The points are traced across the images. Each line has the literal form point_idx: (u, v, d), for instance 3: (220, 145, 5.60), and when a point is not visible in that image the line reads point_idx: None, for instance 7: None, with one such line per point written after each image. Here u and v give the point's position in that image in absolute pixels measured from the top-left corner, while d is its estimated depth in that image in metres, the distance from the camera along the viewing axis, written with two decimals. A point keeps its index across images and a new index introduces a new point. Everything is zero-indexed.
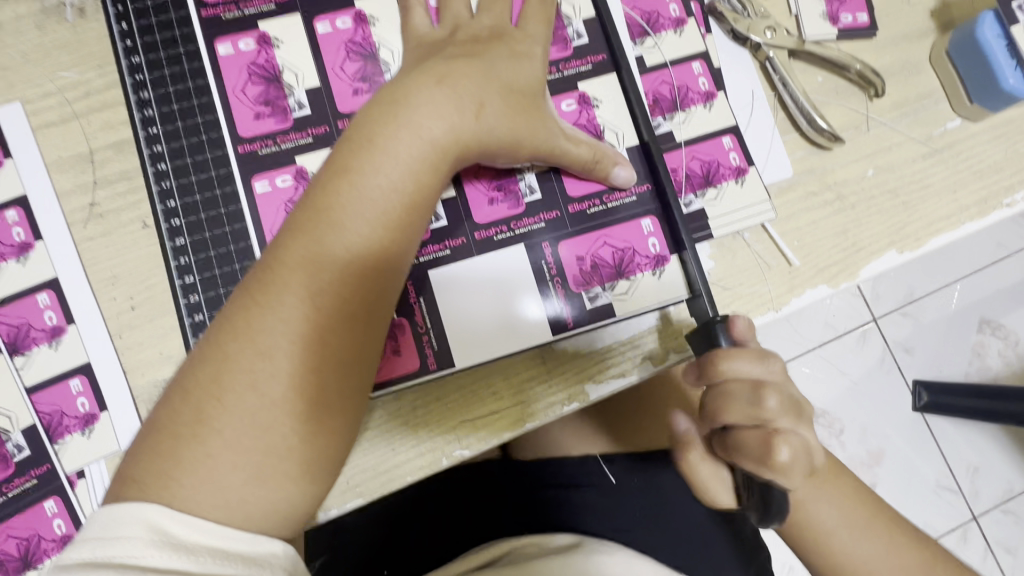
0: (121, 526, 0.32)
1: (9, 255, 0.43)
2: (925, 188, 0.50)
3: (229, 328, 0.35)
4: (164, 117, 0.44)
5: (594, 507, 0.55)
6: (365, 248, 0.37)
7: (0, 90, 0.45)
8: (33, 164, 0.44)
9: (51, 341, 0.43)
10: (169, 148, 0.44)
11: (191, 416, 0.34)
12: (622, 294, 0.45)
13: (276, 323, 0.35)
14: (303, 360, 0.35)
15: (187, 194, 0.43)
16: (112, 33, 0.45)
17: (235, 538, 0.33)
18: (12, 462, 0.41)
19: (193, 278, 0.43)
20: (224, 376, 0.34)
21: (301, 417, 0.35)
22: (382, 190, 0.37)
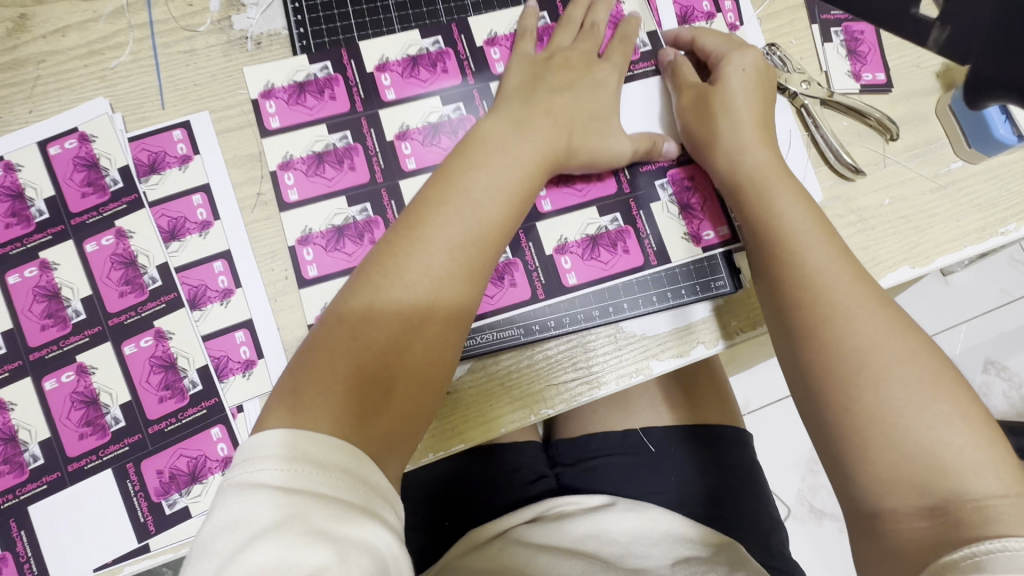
0: (264, 449, 0.35)
1: (193, 230, 0.54)
2: (933, 216, 0.60)
3: (368, 290, 0.43)
4: (361, 89, 0.57)
5: (634, 470, 0.72)
6: (479, 230, 0.46)
7: (191, 102, 0.57)
8: (214, 159, 0.55)
9: (222, 299, 0.53)
10: (367, 107, 0.57)
11: (336, 357, 0.41)
12: (672, 215, 0.57)
13: (412, 282, 0.44)
14: (423, 315, 0.44)
15: (386, 145, 0.56)
16: (293, 44, 0.58)
17: (351, 470, 0.36)
18: (188, 394, 0.51)
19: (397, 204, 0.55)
20: (372, 322, 0.42)
21: (402, 368, 0.42)
22: (479, 200, 0.47)
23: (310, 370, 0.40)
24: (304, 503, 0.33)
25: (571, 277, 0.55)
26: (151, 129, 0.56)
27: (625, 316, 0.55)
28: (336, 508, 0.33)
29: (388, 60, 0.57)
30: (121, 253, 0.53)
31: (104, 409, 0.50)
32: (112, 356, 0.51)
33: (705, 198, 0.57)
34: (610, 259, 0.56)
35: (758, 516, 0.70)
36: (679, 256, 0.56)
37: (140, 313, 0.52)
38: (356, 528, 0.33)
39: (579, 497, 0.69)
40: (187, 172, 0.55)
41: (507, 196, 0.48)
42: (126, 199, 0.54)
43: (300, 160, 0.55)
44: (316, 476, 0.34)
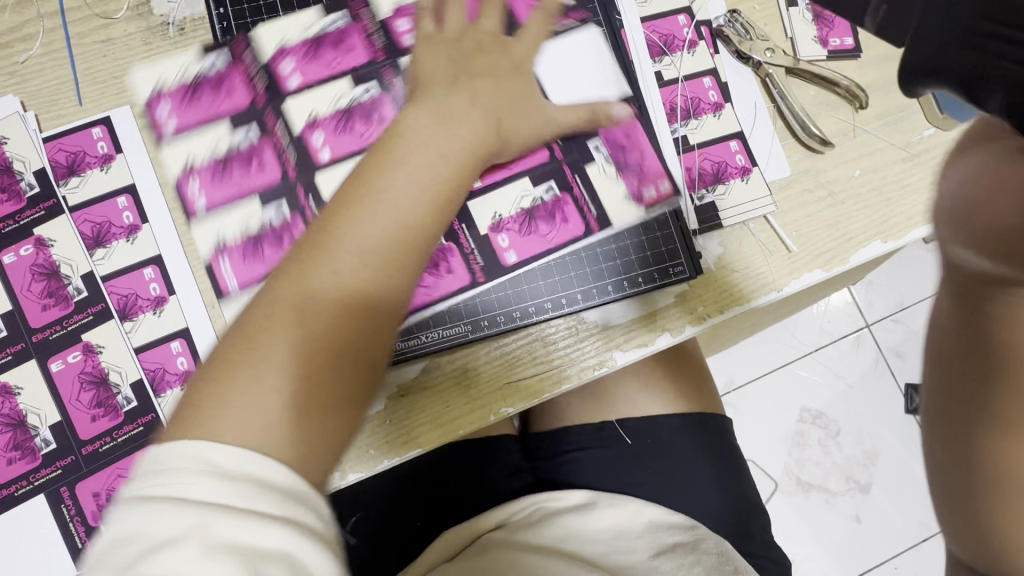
0: (173, 462, 0.31)
1: (119, 235, 0.50)
2: (904, 186, 0.58)
3: (280, 287, 0.38)
4: (262, 82, 0.52)
5: (610, 462, 0.71)
6: (403, 211, 0.40)
7: (112, 96, 0.53)
8: (140, 157, 0.52)
9: (155, 309, 0.49)
10: (270, 104, 0.52)
11: (240, 362, 0.36)
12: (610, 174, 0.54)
13: (329, 273, 0.38)
14: (341, 312, 0.37)
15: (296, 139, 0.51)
16: (212, 24, 0.54)
17: (273, 486, 0.32)
18: (122, 411, 0.48)
19: (311, 195, 0.51)
20: (282, 321, 0.37)
21: (316, 370, 0.36)
22: (404, 177, 0.41)
23: (210, 388, 0.35)
24: (209, 512, 0.30)
25: (511, 255, 0.52)
26: (68, 128, 0.52)
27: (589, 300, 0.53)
28: (242, 516, 0.30)
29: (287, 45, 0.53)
30: (42, 264, 0.49)
31: (32, 431, 0.47)
32: (39, 374, 0.48)
33: (644, 154, 0.54)
34: (551, 227, 0.52)
35: (737, 501, 0.70)
36: (618, 220, 0.53)
37: (66, 327, 0.49)
38: (266, 539, 0.30)
39: (560, 492, 0.66)
40: (111, 173, 0.51)
41: (430, 196, 0.41)
42: (45, 205, 0.50)
43: (200, 168, 0.51)
44: (232, 480, 0.31)
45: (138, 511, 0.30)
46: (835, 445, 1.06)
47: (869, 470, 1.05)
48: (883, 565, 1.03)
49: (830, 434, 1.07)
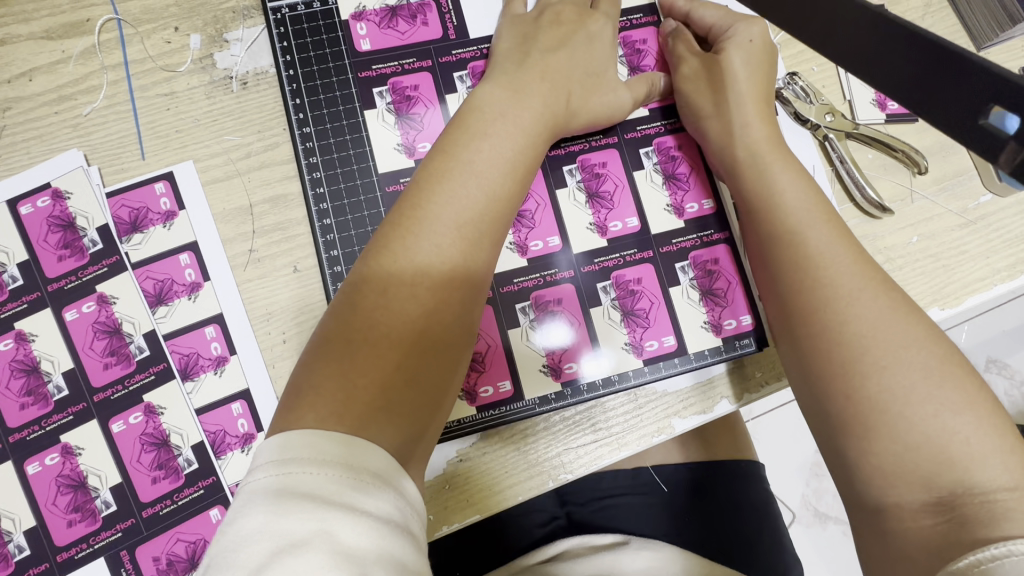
0: (297, 452, 0.33)
1: (181, 292, 0.50)
2: (962, 254, 0.57)
3: (376, 266, 0.40)
4: (328, 103, 0.52)
5: (647, 507, 0.71)
6: (495, 188, 0.43)
7: (173, 150, 0.53)
8: (201, 214, 0.52)
9: (216, 368, 0.49)
10: (323, 159, 0.52)
11: (337, 336, 0.38)
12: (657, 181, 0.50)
13: (427, 250, 0.40)
14: (431, 289, 0.40)
15: (342, 216, 0.52)
16: (278, 78, 0.53)
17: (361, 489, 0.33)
18: (182, 474, 0.47)
19: (338, 252, 0.51)
20: (385, 291, 0.39)
21: (420, 345, 0.39)
22: (490, 149, 0.43)
23: (319, 370, 0.37)
24: (332, 519, 0.31)
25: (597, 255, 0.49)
26: (130, 183, 0.52)
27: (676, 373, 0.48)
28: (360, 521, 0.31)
29: (387, 107, 0.52)
30: (104, 322, 0.49)
31: (93, 493, 0.47)
32: (99, 434, 0.48)
33: (695, 167, 0.51)
34: (655, 303, 0.48)
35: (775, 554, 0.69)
36: (661, 229, 0.50)
37: (128, 386, 0.48)
38: (384, 541, 0.31)
39: (594, 536, 0.67)
40: (173, 230, 0.51)
41: (508, 168, 0.43)
42: (107, 261, 0.50)
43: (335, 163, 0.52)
44: (348, 480, 0.33)
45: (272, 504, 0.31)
46: None
47: None
48: None
49: None
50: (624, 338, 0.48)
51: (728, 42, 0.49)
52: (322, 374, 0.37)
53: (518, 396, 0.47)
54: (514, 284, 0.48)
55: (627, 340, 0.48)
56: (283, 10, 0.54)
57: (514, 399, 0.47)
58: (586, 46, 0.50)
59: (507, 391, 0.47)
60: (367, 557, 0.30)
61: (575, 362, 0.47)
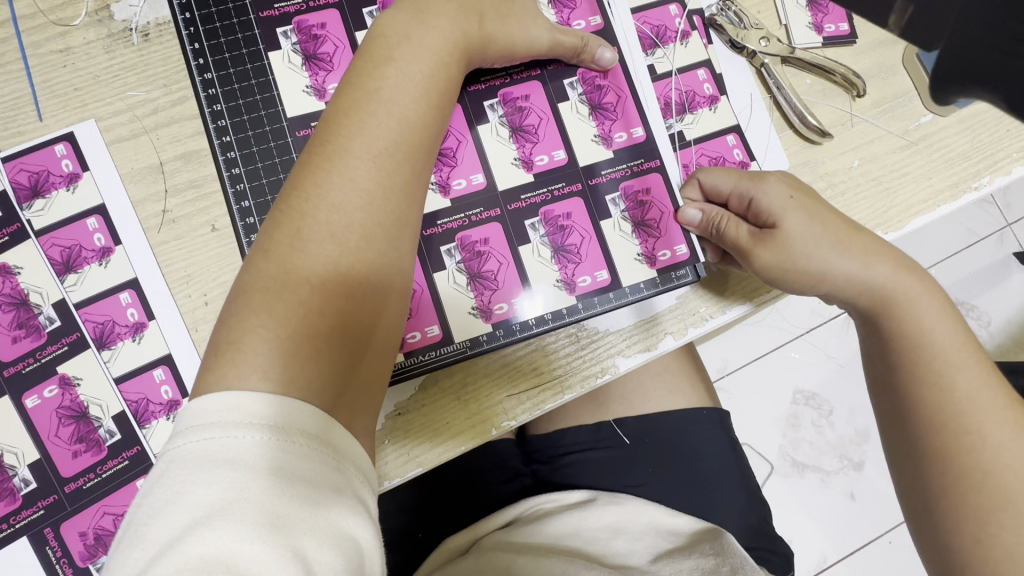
0: (222, 413, 0.31)
1: (91, 259, 0.48)
2: (904, 176, 0.57)
3: (294, 209, 0.37)
4: (229, 45, 0.49)
5: (610, 461, 0.69)
6: (413, 116, 0.40)
7: (73, 109, 0.50)
8: (108, 175, 0.49)
9: (135, 335, 0.47)
10: (228, 106, 0.49)
11: (255, 286, 0.35)
12: (584, 114, 0.49)
13: (344, 185, 0.37)
14: (355, 226, 0.37)
15: (251, 165, 0.49)
16: (176, 23, 0.50)
17: (295, 454, 0.31)
18: (105, 446, 0.45)
19: (249, 203, 0.49)
20: (303, 231, 0.36)
21: (347, 285, 0.36)
22: (406, 78, 0.40)
23: (238, 326, 0.34)
24: (258, 484, 0.29)
25: (524, 192, 0.47)
26: (28, 146, 0.48)
27: (612, 307, 0.48)
28: (293, 488, 0.30)
29: (293, 47, 0.48)
30: (9, 294, 0.46)
31: (10, 471, 0.45)
32: (12, 411, 0.45)
33: (620, 95, 0.50)
34: (585, 237, 0.48)
35: (739, 501, 0.68)
36: (590, 160, 0.48)
37: (39, 359, 0.46)
38: (320, 508, 0.30)
39: (559, 493, 0.65)
40: (77, 193, 0.48)
41: (425, 93, 0.41)
42: (8, 230, 0.47)
43: (237, 108, 0.49)
44: (276, 442, 0.31)
45: (191, 472, 0.29)
46: (829, 425, 1.06)
47: (862, 449, 1.05)
48: (877, 539, 1.03)
49: (824, 414, 1.06)
50: (555, 275, 0.47)
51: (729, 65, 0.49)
52: (240, 327, 0.34)
53: (448, 340, 0.45)
54: (438, 226, 0.46)
55: (558, 277, 0.47)
56: None
57: (444, 344, 0.45)
58: None
59: (434, 336, 0.45)
60: (298, 522, 0.29)
61: (506, 302, 0.46)
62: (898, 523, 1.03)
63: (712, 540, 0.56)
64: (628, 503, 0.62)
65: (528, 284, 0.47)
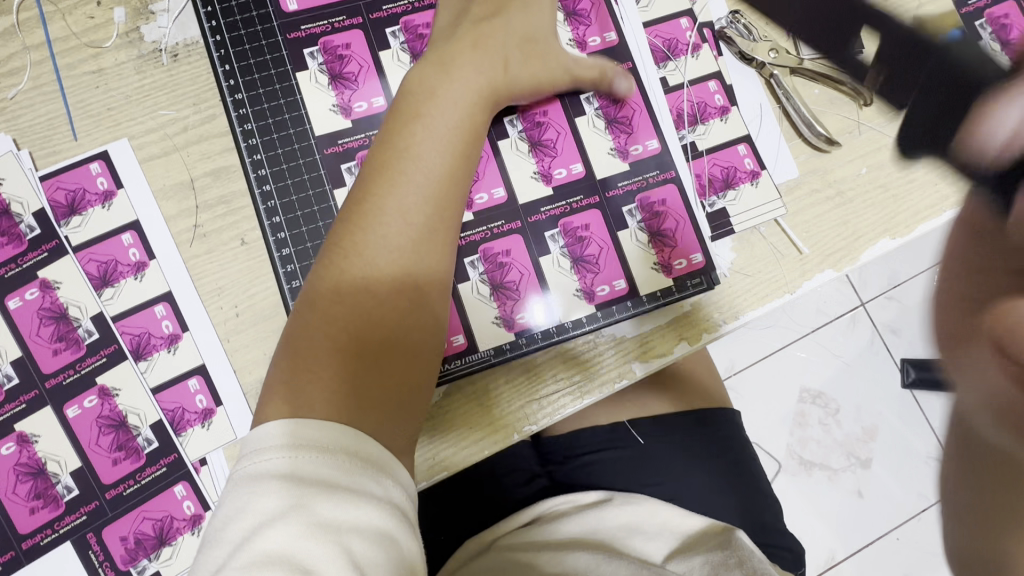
0: (273, 435, 0.35)
1: (127, 273, 0.49)
2: (911, 182, 0.58)
3: (349, 238, 0.40)
4: (258, 67, 0.50)
5: (626, 462, 0.70)
6: (450, 144, 0.43)
7: (107, 128, 0.51)
8: (141, 192, 0.50)
9: (169, 346, 0.49)
10: (258, 126, 0.50)
11: (321, 309, 0.39)
12: (601, 128, 0.51)
13: (395, 213, 0.41)
14: (406, 248, 0.41)
15: (281, 182, 0.50)
16: (207, 45, 0.52)
17: (337, 468, 0.34)
18: (143, 454, 0.47)
19: (280, 219, 0.50)
20: (361, 254, 0.40)
21: (402, 299, 0.40)
22: (448, 110, 0.44)
23: (307, 348, 0.38)
24: (308, 492, 0.33)
25: (544, 205, 0.49)
26: (64, 165, 0.50)
27: (630, 315, 0.49)
28: (338, 495, 0.33)
29: (319, 67, 0.50)
30: (50, 308, 0.48)
31: (53, 479, 0.46)
32: (54, 420, 0.47)
33: (636, 109, 0.51)
34: (603, 247, 0.49)
35: (751, 501, 0.70)
36: (607, 173, 0.50)
37: (79, 370, 0.48)
38: (359, 512, 0.33)
39: (576, 494, 0.67)
40: (112, 210, 0.50)
41: (463, 118, 0.44)
42: (47, 246, 0.49)
43: (267, 127, 0.50)
44: (322, 457, 0.34)
45: (251, 485, 0.33)
46: (836, 424, 1.07)
47: (869, 446, 1.06)
48: (886, 537, 1.04)
49: (832, 413, 1.07)
50: (575, 285, 0.49)
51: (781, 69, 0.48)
52: (312, 346, 0.38)
53: (473, 348, 0.47)
54: (461, 239, 0.48)
55: (578, 286, 0.48)
56: None
57: (470, 352, 0.47)
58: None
59: (460, 345, 0.47)
60: (344, 527, 0.32)
61: (528, 311, 0.48)
62: (906, 517, 1.04)
63: (725, 537, 0.56)
64: (643, 505, 0.63)
65: (549, 293, 0.48)
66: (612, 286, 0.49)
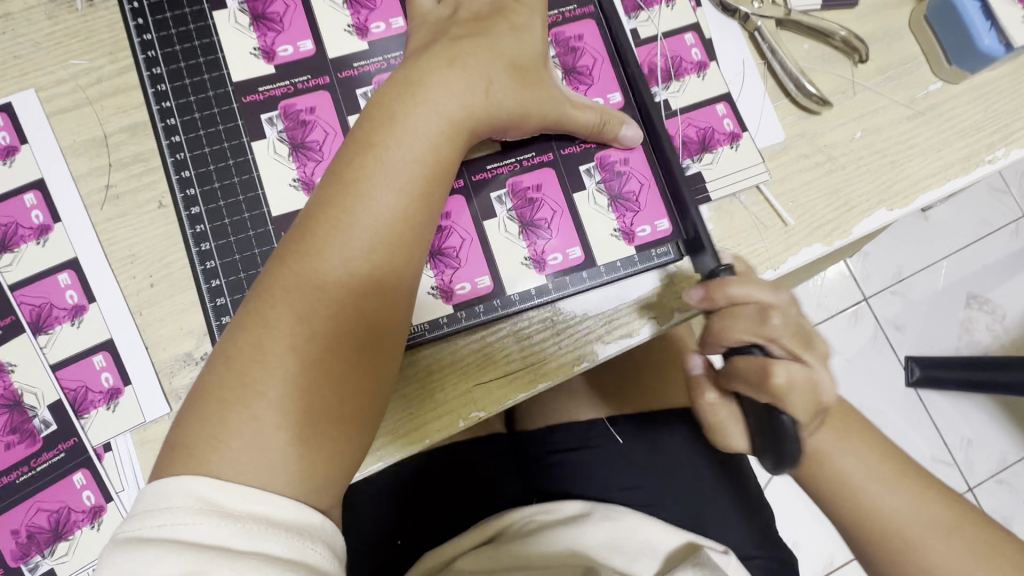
0: (169, 497, 0.30)
1: (28, 237, 0.44)
2: (911, 148, 0.52)
3: (307, 242, 0.36)
4: (173, 6, 0.46)
5: (600, 464, 0.64)
6: (434, 148, 0.38)
7: (12, 78, 0.46)
8: (48, 148, 0.46)
9: (73, 319, 0.44)
10: (168, 70, 0.45)
11: (266, 321, 0.34)
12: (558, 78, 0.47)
13: (365, 218, 0.36)
14: (371, 263, 0.36)
15: (192, 133, 0.45)
16: None
17: (245, 532, 0.30)
18: (40, 437, 0.42)
19: (190, 173, 0.45)
20: (317, 262, 0.35)
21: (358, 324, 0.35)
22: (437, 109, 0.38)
23: (244, 362, 0.34)
24: (209, 559, 0.29)
25: (488, 162, 0.44)
26: None
27: (585, 286, 0.45)
28: (244, 564, 0.29)
29: (240, 7, 0.45)
30: None
31: None
32: None
33: (596, 60, 0.48)
34: (556, 210, 0.45)
35: (740, 515, 0.62)
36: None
37: None
38: None
39: (551, 504, 0.59)
40: (15, 167, 0.45)
41: (455, 117, 0.39)
42: None
43: (179, 72, 0.45)
44: (229, 522, 0.30)
45: (140, 556, 0.29)
46: None
47: None
48: None
49: None
50: (523, 253, 0.44)
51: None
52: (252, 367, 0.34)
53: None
54: None
55: (525, 253, 0.44)
56: None
57: None
58: None
59: None
60: None
61: (467, 281, 0.43)
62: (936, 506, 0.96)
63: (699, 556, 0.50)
64: (624, 519, 0.55)
65: (492, 257, 0.44)
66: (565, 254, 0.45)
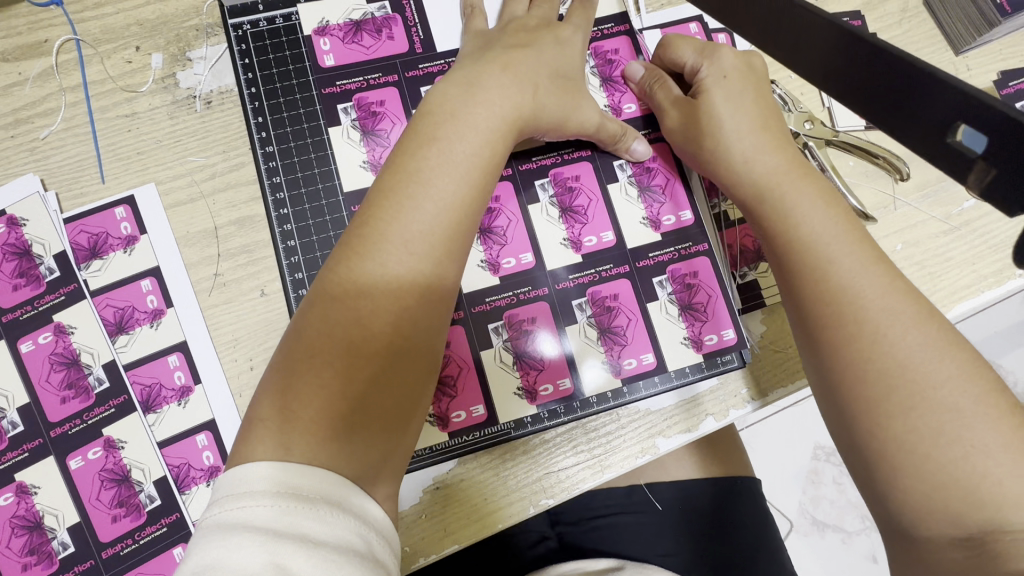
0: (236, 488, 0.31)
1: (143, 320, 0.48)
2: (947, 261, 0.56)
3: (360, 240, 0.38)
4: (291, 119, 0.51)
5: (642, 527, 0.64)
6: (478, 150, 0.41)
7: (134, 173, 0.51)
8: (164, 238, 0.50)
9: (180, 400, 0.47)
10: (287, 178, 0.50)
11: (323, 315, 0.36)
12: (632, 195, 0.51)
13: (416, 221, 0.38)
14: (426, 257, 0.38)
15: (306, 237, 0.50)
16: (240, 94, 0.52)
17: (311, 522, 0.30)
18: (145, 511, 0.45)
19: (302, 275, 0.49)
20: (366, 257, 0.37)
21: (409, 310, 0.37)
22: (479, 123, 0.41)
23: (299, 358, 0.35)
24: (283, 540, 0.29)
25: (569, 273, 0.50)
26: (91, 208, 0.50)
27: (657, 391, 0.49)
28: (313, 549, 0.29)
29: (352, 123, 0.51)
30: (62, 353, 0.47)
31: (49, 534, 0.45)
32: (56, 472, 0.46)
33: (668, 178, 0.52)
34: (632, 319, 0.50)
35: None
36: (638, 242, 0.51)
37: (86, 420, 0.46)
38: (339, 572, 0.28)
39: (588, 560, 0.59)
40: (134, 255, 0.49)
41: (495, 126, 0.42)
42: (64, 290, 0.48)
43: (297, 180, 0.50)
44: (298, 507, 0.30)
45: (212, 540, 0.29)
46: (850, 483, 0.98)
47: None
48: None
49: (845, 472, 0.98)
50: (602, 356, 0.49)
51: (706, 79, 0.48)
52: (310, 355, 0.35)
53: (493, 420, 0.48)
54: (487, 303, 0.48)
55: (604, 358, 0.49)
56: (245, 27, 0.52)
57: (488, 423, 0.48)
58: (557, 50, 0.48)
59: (478, 416, 0.47)
60: None
61: (551, 383, 0.48)
62: None
63: None
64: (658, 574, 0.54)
65: (573, 362, 0.49)
66: (639, 360, 0.50)
